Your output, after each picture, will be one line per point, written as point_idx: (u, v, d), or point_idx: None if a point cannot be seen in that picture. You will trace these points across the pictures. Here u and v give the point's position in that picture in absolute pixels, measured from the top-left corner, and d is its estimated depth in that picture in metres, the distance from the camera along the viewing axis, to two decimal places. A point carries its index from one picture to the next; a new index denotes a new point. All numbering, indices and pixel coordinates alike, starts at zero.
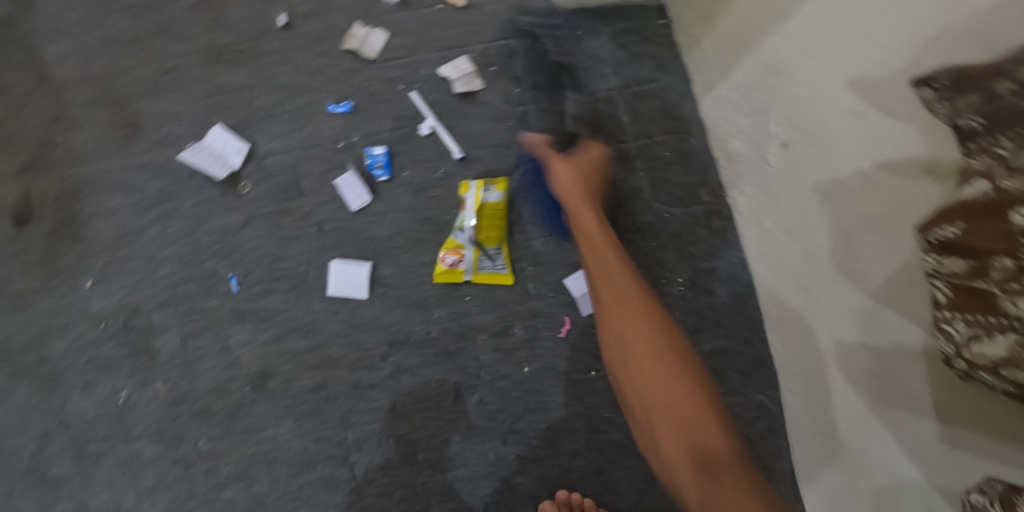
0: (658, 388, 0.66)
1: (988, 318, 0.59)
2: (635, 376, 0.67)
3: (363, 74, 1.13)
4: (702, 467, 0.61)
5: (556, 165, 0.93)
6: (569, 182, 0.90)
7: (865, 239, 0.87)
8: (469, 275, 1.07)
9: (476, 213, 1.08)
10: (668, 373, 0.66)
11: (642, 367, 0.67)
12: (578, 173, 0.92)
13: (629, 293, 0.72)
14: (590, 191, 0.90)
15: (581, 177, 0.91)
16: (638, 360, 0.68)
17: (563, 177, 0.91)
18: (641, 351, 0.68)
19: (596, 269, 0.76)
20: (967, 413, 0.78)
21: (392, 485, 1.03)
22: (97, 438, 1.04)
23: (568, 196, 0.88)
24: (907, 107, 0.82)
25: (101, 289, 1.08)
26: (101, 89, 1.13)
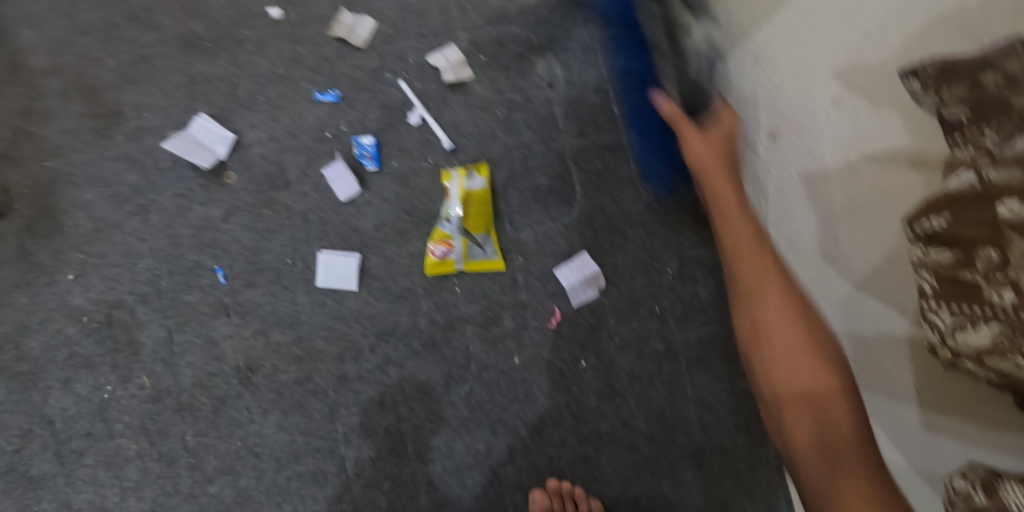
0: (794, 364, 0.72)
1: (970, 308, 0.60)
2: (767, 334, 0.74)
3: (345, 62, 1.11)
4: (827, 452, 0.65)
5: (693, 138, 0.91)
6: (710, 159, 0.89)
7: (848, 228, 0.85)
8: (463, 264, 1.06)
9: (462, 201, 1.07)
10: (816, 359, 0.72)
11: (785, 343, 0.73)
12: (716, 148, 0.91)
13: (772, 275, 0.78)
14: (728, 165, 0.90)
15: (716, 153, 0.90)
16: (780, 339, 0.74)
17: (698, 150, 0.90)
18: (786, 333, 0.74)
19: (731, 230, 0.82)
20: (943, 403, 0.76)
21: (380, 477, 1.03)
22: (79, 436, 1.03)
23: (704, 167, 0.89)
24: (879, 88, 0.78)
25: (79, 284, 1.05)
26: (74, 79, 1.10)
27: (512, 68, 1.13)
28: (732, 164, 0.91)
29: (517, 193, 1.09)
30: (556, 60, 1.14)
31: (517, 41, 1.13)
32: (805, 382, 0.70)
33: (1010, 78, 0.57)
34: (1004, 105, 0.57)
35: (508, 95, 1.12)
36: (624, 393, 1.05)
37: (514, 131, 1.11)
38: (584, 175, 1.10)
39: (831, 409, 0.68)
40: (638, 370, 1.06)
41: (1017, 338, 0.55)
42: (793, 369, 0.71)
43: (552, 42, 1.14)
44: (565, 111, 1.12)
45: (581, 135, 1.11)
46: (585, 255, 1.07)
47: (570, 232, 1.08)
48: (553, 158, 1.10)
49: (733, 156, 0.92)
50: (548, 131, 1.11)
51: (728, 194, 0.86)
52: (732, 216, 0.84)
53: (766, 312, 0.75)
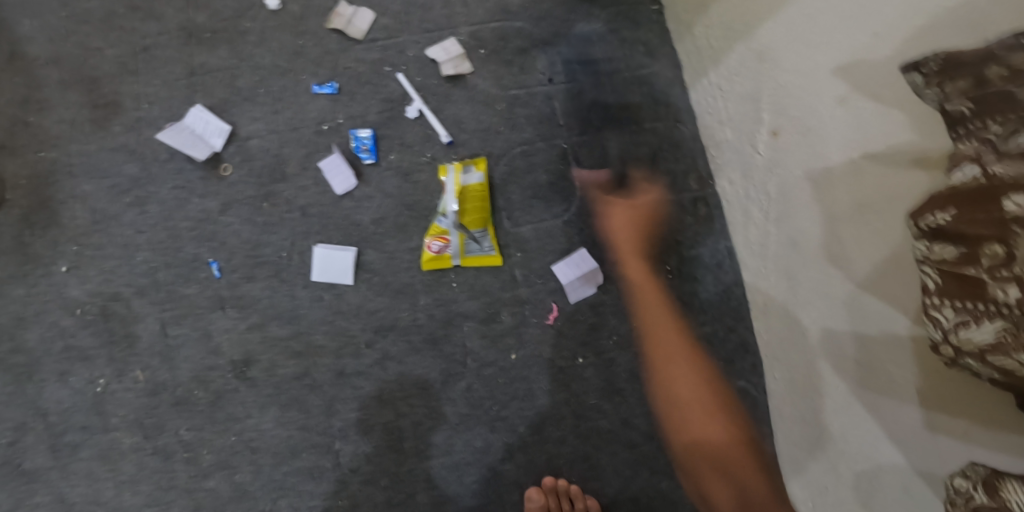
0: (700, 434, 1.04)
1: (975, 304, 0.59)
2: (682, 422, 1.05)
3: (347, 55, 1.10)
4: (732, 488, 1.01)
5: (616, 207, 1.09)
6: (627, 227, 1.09)
7: (851, 228, 0.85)
8: (461, 259, 1.05)
9: (457, 197, 1.04)
10: (717, 429, 1.04)
11: (709, 437, 1.04)
12: (636, 216, 1.09)
13: (677, 336, 1.07)
14: (642, 241, 1.09)
15: (637, 222, 1.09)
16: (717, 446, 1.03)
17: (618, 222, 1.08)
18: (707, 432, 1.04)
19: (657, 329, 1.07)
20: (945, 403, 0.75)
21: (377, 473, 1.02)
22: (74, 429, 1.02)
23: (618, 245, 1.08)
24: (883, 85, 0.77)
25: (75, 276, 1.05)
26: (73, 69, 1.09)
27: (515, 64, 1.12)
28: (646, 239, 1.09)
29: (518, 189, 1.08)
30: (558, 56, 1.13)
31: (520, 37, 1.13)
32: (701, 435, 1.04)
33: (1017, 74, 0.57)
34: (1009, 100, 0.57)
35: (510, 90, 1.11)
36: (624, 392, 1.05)
37: (516, 127, 1.10)
38: (585, 172, 1.10)
39: (703, 423, 1.04)
40: (637, 368, 1.06)
41: (1021, 334, 0.55)
42: (703, 427, 1.04)
43: (555, 39, 1.14)
44: (567, 108, 1.11)
45: (583, 132, 1.11)
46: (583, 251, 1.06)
47: (570, 229, 1.08)
48: (555, 155, 1.10)
49: (653, 229, 1.10)
50: (550, 127, 1.11)
51: (633, 270, 1.08)
52: (648, 303, 1.08)
53: (677, 387, 1.05)
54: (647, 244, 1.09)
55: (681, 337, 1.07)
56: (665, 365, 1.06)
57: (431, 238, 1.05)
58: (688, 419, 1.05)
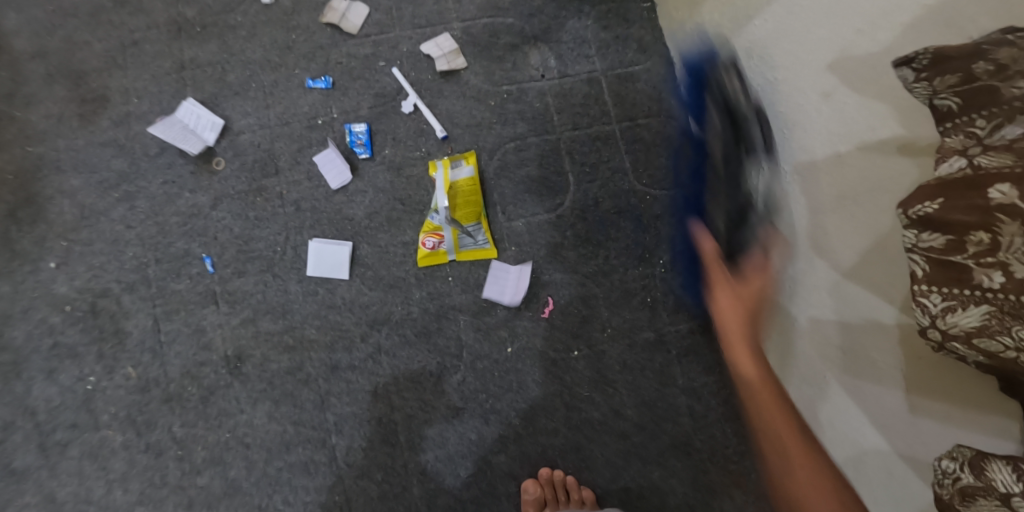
0: None
1: (962, 290, 0.60)
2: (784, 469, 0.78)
3: (339, 50, 1.10)
4: None
5: (720, 284, 0.87)
6: (731, 318, 0.83)
7: (837, 219, 0.86)
8: (455, 254, 1.06)
9: (447, 193, 1.06)
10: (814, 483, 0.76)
11: None
12: (748, 300, 0.84)
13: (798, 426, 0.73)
14: (756, 325, 0.83)
15: (746, 298, 0.84)
16: None
17: (724, 301, 0.84)
18: None
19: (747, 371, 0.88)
20: (926, 387, 0.77)
21: (371, 466, 1.02)
22: (63, 427, 1.02)
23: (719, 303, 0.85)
24: (870, 79, 0.78)
25: (64, 273, 1.04)
26: (60, 63, 1.08)
27: (507, 60, 1.13)
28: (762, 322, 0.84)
29: (510, 183, 1.09)
30: (550, 52, 1.14)
31: (512, 33, 1.14)
32: None
33: (1002, 69, 0.59)
34: (994, 94, 0.59)
35: (502, 86, 1.12)
36: (616, 383, 1.06)
37: (508, 121, 1.11)
38: (577, 167, 1.10)
39: None
40: (629, 359, 1.06)
41: (1007, 317, 0.56)
42: None
43: (547, 35, 1.14)
44: (559, 103, 1.12)
45: (575, 127, 1.12)
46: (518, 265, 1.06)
47: (563, 222, 1.09)
48: (547, 149, 1.11)
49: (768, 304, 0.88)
50: (542, 122, 1.11)
51: (749, 373, 0.79)
52: (765, 402, 0.76)
53: (778, 436, 0.73)
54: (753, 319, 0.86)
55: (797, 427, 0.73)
56: (785, 447, 0.72)
57: (423, 234, 1.06)
58: (806, 493, 0.68)
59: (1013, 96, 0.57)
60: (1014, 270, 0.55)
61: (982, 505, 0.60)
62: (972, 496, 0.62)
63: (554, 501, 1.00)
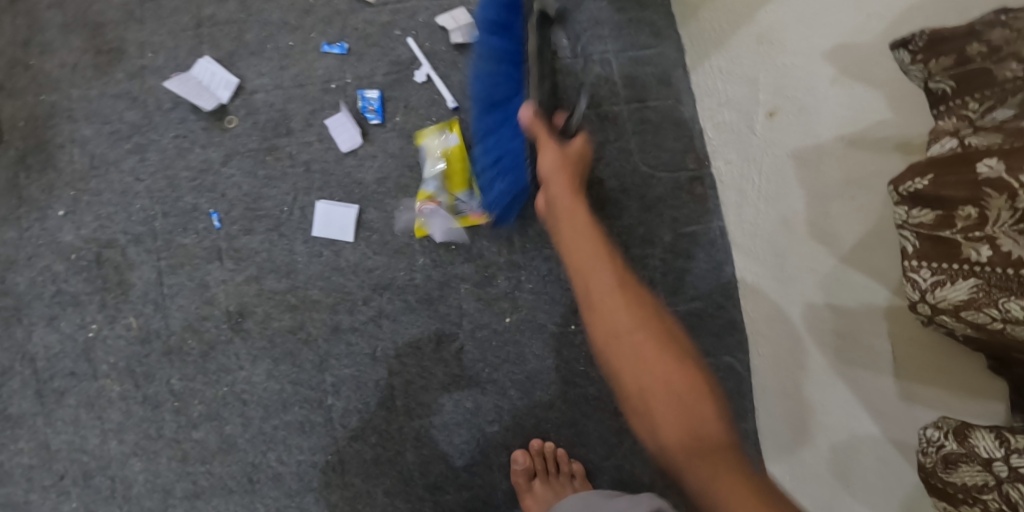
0: (610, 316, 0.69)
1: (951, 265, 0.62)
2: (604, 314, 0.70)
3: (357, 18, 1.11)
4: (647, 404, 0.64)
5: (545, 141, 0.90)
6: (556, 182, 0.87)
7: (839, 204, 0.87)
8: (453, 221, 1.06)
9: (443, 159, 1.07)
10: (618, 303, 0.70)
11: (595, 285, 0.72)
12: (566, 166, 0.88)
13: (627, 310, 0.69)
14: (575, 178, 0.91)
15: (566, 165, 0.88)
16: (594, 285, 0.72)
17: (549, 163, 0.88)
18: (616, 319, 0.69)
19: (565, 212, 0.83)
20: (919, 370, 0.79)
21: (367, 429, 1.03)
22: (62, 375, 1.02)
23: (544, 167, 0.88)
24: (873, 67, 0.79)
25: (70, 222, 1.05)
26: (78, 13, 1.09)
27: None
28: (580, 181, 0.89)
29: None
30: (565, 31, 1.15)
31: None
32: (658, 385, 0.65)
33: (995, 51, 0.59)
34: (987, 76, 0.60)
35: None
36: None
37: None
38: None
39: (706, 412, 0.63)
40: None
41: (994, 290, 0.58)
42: (624, 324, 0.68)
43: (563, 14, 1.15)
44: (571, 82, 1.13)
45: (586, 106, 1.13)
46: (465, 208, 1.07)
47: None
48: None
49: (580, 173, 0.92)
50: None
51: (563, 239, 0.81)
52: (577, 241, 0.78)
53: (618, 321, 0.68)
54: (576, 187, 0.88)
55: (617, 287, 0.71)
56: (580, 260, 0.76)
57: (419, 203, 1.06)
58: (594, 315, 0.71)
59: (1006, 77, 0.58)
60: (1002, 244, 0.57)
61: (965, 471, 0.62)
62: (955, 463, 0.63)
63: (544, 471, 1.02)
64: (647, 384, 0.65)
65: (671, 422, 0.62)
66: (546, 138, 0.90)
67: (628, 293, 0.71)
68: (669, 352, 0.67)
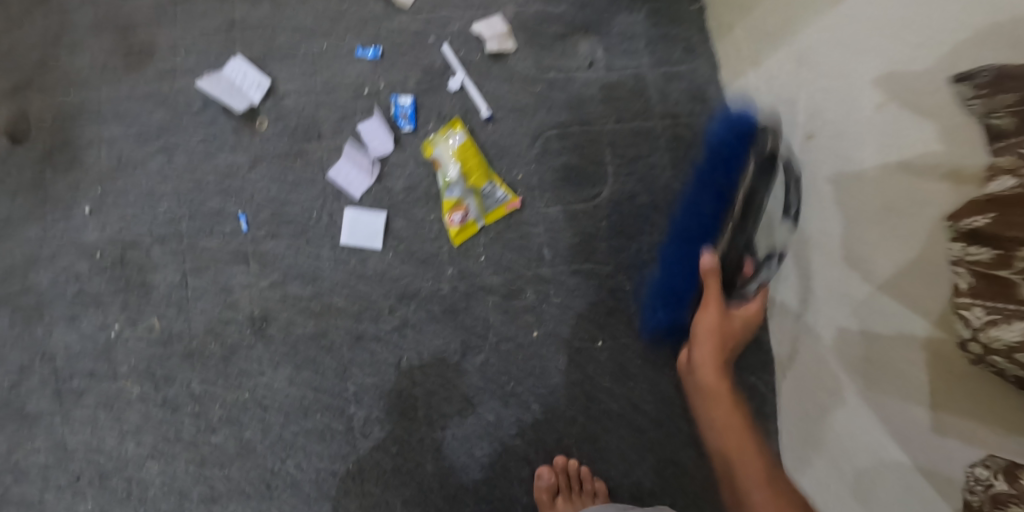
0: (727, 423, 0.92)
1: (1006, 305, 0.61)
2: (720, 422, 0.93)
3: (390, 24, 1.10)
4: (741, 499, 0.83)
5: (709, 310, 0.97)
6: (713, 372, 0.96)
7: (877, 230, 0.86)
8: (483, 218, 1.06)
9: (454, 165, 1.06)
10: (749, 444, 0.89)
11: (731, 428, 0.91)
12: (721, 331, 0.97)
13: (742, 427, 0.91)
14: (721, 355, 0.98)
15: (719, 340, 0.97)
16: (727, 425, 0.92)
17: (708, 322, 0.96)
18: (739, 445, 0.89)
19: (698, 366, 0.98)
20: (955, 403, 0.77)
21: (388, 439, 1.02)
22: (81, 374, 1.01)
23: (702, 322, 0.97)
24: (922, 95, 0.78)
25: (94, 220, 1.04)
26: (109, 10, 1.08)
27: (555, 47, 1.13)
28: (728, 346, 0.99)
29: (549, 169, 1.09)
30: (599, 44, 1.14)
31: (563, 21, 1.14)
32: (747, 479, 0.84)
33: None
34: None
35: (549, 73, 1.12)
36: (637, 378, 1.06)
37: (553, 108, 1.11)
38: (616, 159, 1.11)
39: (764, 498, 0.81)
40: (653, 354, 1.06)
41: None
42: (743, 461, 0.86)
43: (597, 27, 1.15)
44: (604, 95, 1.12)
45: (618, 120, 1.12)
46: (349, 212, 1.05)
47: (598, 213, 1.09)
48: (589, 138, 1.11)
49: (729, 345, 1.00)
50: (586, 112, 1.12)
51: (716, 411, 0.94)
52: (749, 463, 0.86)
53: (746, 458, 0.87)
54: (722, 352, 0.98)
55: (740, 427, 0.91)
56: (714, 409, 0.95)
57: (445, 213, 1.06)
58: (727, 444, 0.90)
59: None
60: None
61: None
62: (1005, 504, 0.63)
63: (568, 489, 1.01)
64: (749, 482, 0.83)
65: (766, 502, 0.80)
66: (715, 295, 0.97)
67: (741, 429, 0.91)
68: (753, 443, 0.89)
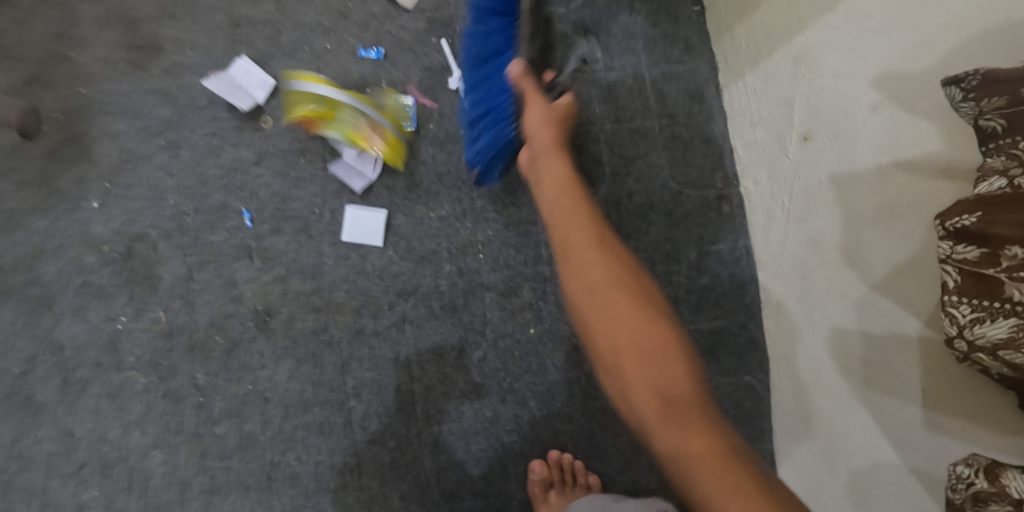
0: (617, 318, 0.66)
1: (992, 302, 0.62)
2: (603, 319, 0.67)
3: (392, 23, 1.12)
4: (669, 407, 0.61)
5: (534, 102, 0.93)
6: (552, 155, 0.86)
7: (872, 230, 0.87)
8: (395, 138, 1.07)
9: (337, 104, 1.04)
10: (631, 314, 0.67)
11: (593, 277, 0.69)
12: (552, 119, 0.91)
13: (641, 313, 0.67)
14: (558, 138, 0.90)
15: (552, 123, 0.91)
16: (592, 284, 0.69)
17: (539, 118, 0.90)
18: (607, 307, 0.67)
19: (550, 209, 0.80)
20: (948, 403, 0.78)
21: (386, 433, 1.03)
22: (86, 365, 1.03)
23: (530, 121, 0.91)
24: (917, 97, 0.79)
25: (102, 214, 1.06)
26: (116, 8, 1.10)
27: None
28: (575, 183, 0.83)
29: None
30: (598, 44, 1.15)
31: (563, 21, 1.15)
32: (656, 376, 0.63)
33: None
34: None
35: None
36: None
37: None
38: (615, 158, 1.12)
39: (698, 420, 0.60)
40: None
41: None
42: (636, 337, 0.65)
43: (597, 27, 1.15)
44: (604, 95, 1.13)
45: (616, 120, 1.13)
46: (353, 210, 1.06)
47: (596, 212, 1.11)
48: (588, 138, 1.12)
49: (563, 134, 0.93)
50: (585, 111, 1.13)
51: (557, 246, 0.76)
52: (588, 275, 0.70)
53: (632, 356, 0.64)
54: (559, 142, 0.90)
55: (615, 275, 0.69)
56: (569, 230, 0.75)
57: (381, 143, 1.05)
58: (603, 325, 0.67)
59: None
60: None
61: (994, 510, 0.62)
62: (986, 501, 0.64)
63: (561, 482, 1.02)
64: (635, 343, 0.64)
65: (647, 399, 0.62)
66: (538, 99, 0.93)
67: (627, 291, 0.68)
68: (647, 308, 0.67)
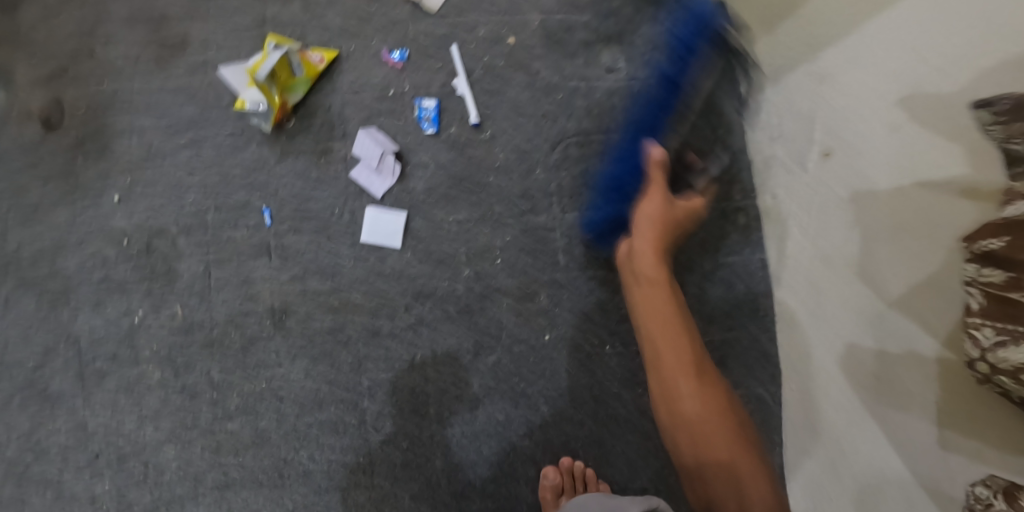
0: (698, 431, 0.80)
1: (1015, 326, 0.63)
2: (687, 428, 0.81)
3: (417, 27, 1.13)
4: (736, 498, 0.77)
5: (654, 197, 0.95)
6: (651, 229, 0.94)
7: (890, 248, 0.87)
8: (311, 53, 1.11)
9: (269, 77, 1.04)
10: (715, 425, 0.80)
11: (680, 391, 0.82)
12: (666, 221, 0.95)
13: (723, 423, 0.80)
14: (665, 237, 0.95)
15: (663, 224, 0.94)
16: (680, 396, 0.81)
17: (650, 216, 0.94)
18: (695, 421, 0.80)
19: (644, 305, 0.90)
20: (963, 423, 0.79)
21: (399, 434, 1.04)
22: (104, 358, 1.04)
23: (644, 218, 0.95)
24: (941, 118, 0.80)
25: (123, 208, 1.07)
26: (144, 5, 1.11)
27: (577, 55, 1.15)
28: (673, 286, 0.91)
29: (568, 176, 1.11)
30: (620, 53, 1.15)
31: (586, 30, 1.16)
32: (730, 477, 0.78)
33: None
34: None
35: (570, 80, 1.14)
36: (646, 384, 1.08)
37: (573, 115, 1.13)
38: None
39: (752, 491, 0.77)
40: None
41: None
42: (719, 443, 0.79)
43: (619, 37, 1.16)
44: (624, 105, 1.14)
45: None
46: (371, 211, 1.07)
47: None
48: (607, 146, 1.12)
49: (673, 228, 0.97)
50: (605, 120, 1.13)
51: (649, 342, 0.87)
52: (676, 389, 0.82)
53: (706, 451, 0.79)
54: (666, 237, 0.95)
55: (699, 394, 0.81)
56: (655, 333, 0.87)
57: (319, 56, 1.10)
58: (689, 429, 0.81)
59: None
60: None
61: None
62: None
63: (571, 490, 1.02)
64: (714, 451, 0.79)
65: (721, 492, 0.78)
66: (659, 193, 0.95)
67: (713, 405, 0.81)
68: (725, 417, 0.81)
